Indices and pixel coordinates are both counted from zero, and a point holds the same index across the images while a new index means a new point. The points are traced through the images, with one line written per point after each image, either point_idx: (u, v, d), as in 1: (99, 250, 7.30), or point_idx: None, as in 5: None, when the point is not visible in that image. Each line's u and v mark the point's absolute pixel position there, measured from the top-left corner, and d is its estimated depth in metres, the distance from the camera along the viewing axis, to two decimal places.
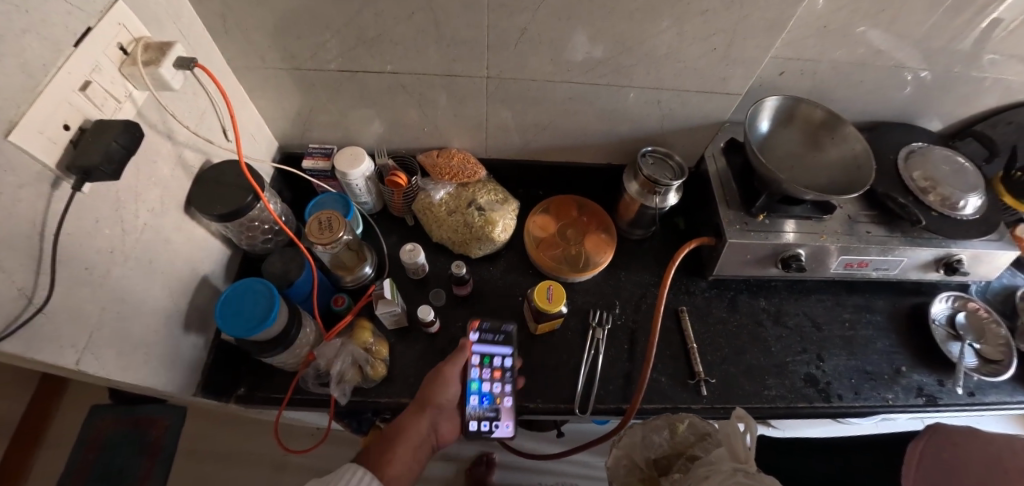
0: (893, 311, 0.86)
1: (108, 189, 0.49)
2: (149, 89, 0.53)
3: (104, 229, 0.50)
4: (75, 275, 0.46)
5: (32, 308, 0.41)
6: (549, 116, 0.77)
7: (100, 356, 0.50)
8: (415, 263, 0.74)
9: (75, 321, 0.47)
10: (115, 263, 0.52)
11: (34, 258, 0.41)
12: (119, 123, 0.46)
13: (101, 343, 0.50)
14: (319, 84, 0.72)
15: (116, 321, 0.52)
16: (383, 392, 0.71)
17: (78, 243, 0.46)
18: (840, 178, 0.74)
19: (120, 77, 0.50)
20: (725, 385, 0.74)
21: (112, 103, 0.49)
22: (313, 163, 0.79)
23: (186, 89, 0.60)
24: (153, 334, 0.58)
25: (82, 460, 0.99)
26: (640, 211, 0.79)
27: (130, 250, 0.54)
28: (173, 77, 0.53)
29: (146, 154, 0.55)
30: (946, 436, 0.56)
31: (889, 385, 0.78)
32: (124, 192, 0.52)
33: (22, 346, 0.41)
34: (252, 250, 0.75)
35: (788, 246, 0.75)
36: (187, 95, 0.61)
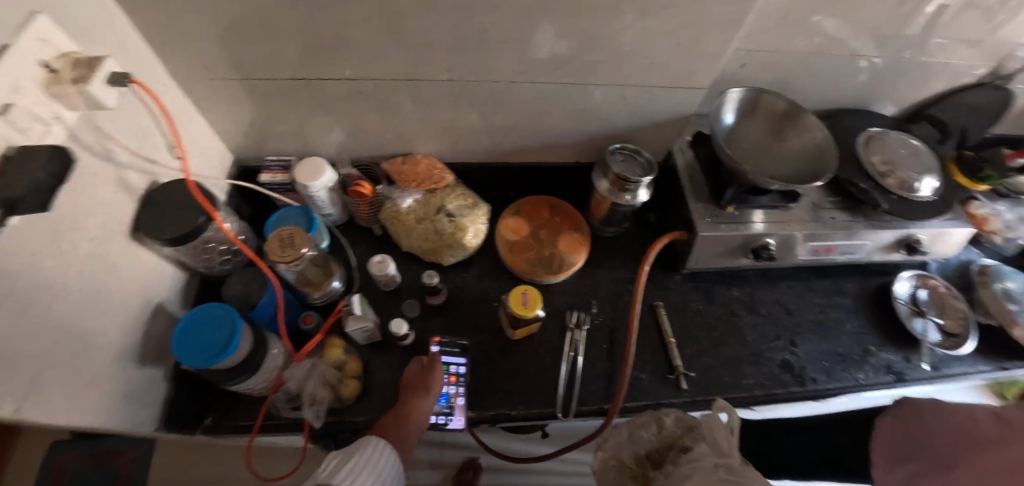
0: (860, 292, 0.88)
1: (42, 222, 0.45)
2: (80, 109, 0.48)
3: (43, 262, 0.45)
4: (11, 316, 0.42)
5: None
6: (516, 118, 0.75)
7: (47, 400, 0.46)
8: (386, 275, 0.72)
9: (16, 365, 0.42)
10: (56, 298, 0.47)
11: None
12: (45, 149, 0.42)
13: (47, 386, 0.46)
14: (273, 94, 0.68)
15: (62, 361, 0.48)
16: (360, 411, 0.69)
17: (15, 283, 0.42)
18: (805, 166, 0.75)
19: (46, 97, 0.45)
20: (704, 377, 0.75)
21: (38, 127, 0.44)
22: (271, 177, 0.76)
23: (123, 104, 0.56)
24: (104, 371, 0.54)
25: None
26: (611, 208, 0.78)
27: (70, 284, 0.49)
28: (106, 94, 0.49)
29: (83, 179, 0.51)
30: (911, 409, 0.63)
31: (860, 365, 0.80)
32: (60, 222, 0.48)
33: None
34: (209, 272, 0.71)
35: (757, 236, 0.76)
36: (124, 111, 0.56)
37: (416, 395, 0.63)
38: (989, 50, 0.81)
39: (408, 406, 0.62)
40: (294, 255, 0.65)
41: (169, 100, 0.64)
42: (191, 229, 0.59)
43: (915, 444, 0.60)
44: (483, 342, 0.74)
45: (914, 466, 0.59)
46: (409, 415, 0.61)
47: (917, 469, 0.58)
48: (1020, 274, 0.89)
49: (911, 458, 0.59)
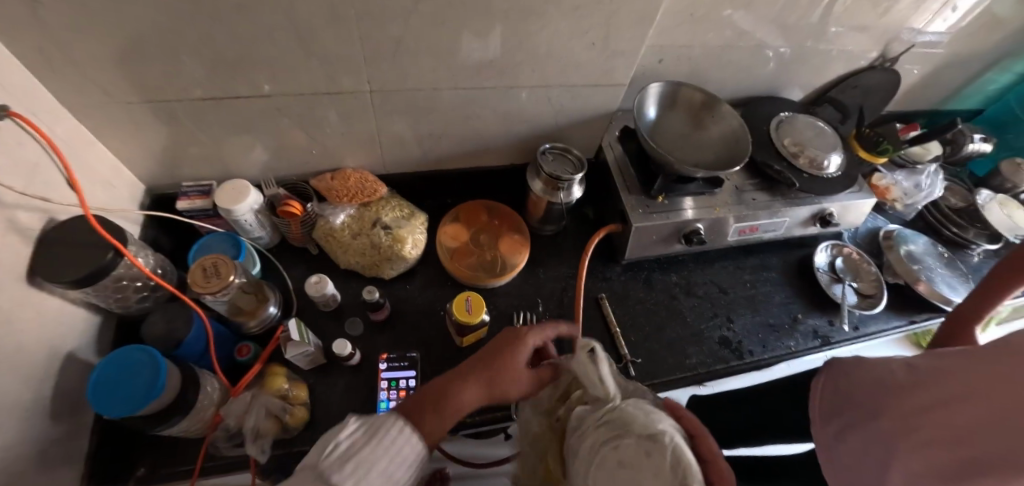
0: (784, 265, 0.95)
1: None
2: None
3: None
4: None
5: None
6: (446, 125, 0.75)
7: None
8: (325, 295, 0.70)
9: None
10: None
11: None
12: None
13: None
14: (183, 116, 0.64)
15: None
16: (309, 438, 0.66)
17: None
18: (723, 152, 0.79)
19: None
20: (650, 362, 0.78)
21: None
22: (189, 204, 0.71)
23: (4, 139, 0.50)
24: (9, 435, 0.49)
25: None
26: (548, 207, 0.80)
27: None
28: None
29: None
30: (840, 369, 0.62)
31: (790, 333, 0.86)
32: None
33: None
34: (127, 313, 0.66)
35: (688, 222, 0.80)
36: (6, 145, 0.50)
37: (518, 389, 0.53)
38: (873, 36, 0.89)
39: (507, 393, 0.52)
40: (219, 284, 0.61)
41: (60, 129, 0.59)
42: (98, 267, 0.55)
43: (841, 399, 0.60)
44: (432, 351, 0.74)
45: (841, 421, 0.58)
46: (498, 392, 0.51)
47: (844, 426, 0.58)
48: (919, 235, 1.00)
49: (840, 415, 0.59)
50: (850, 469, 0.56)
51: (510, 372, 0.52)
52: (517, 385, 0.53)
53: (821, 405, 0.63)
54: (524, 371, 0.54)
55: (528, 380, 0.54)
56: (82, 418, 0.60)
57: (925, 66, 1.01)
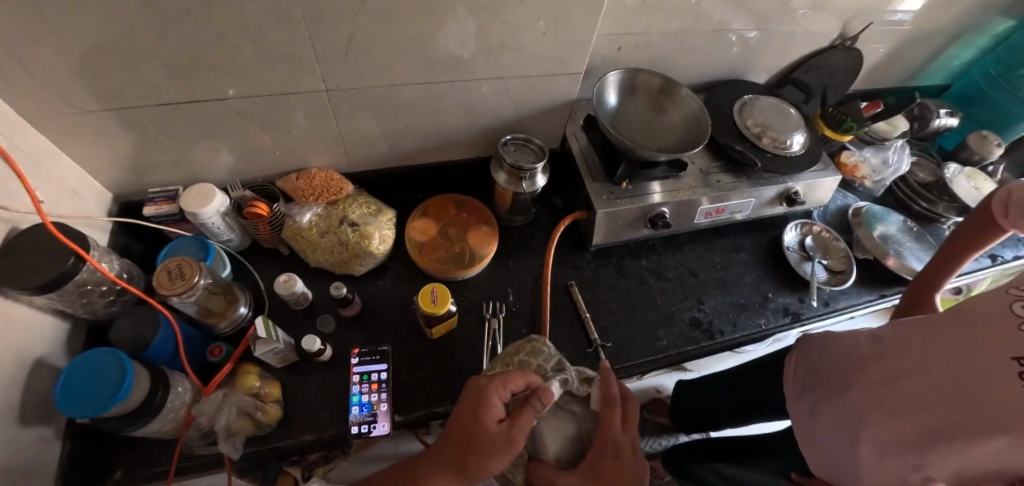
0: (754, 246, 0.96)
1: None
2: None
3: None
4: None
5: None
6: (408, 121, 0.76)
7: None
8: (294, 293, 0.71)
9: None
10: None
11: None
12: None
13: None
14: (142, 122, 0.65)
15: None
16: (283, 435, 0.67)
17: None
18: (684, 136, 0.80)
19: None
20: (621, 345, 0.79)
21: None
22: (156, 209, 0.72)
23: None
24: None
25: None
26: (514, 198, 0.81)
27: None
28: None
29: None
30: (811, 346, 0.66)
31: (761, 312, 0.87)
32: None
33: None
34: (96, 318, 0.67)
35: (653, 206, 0.81)
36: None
37: (501, 455, 0.50)
38: (830, 15, 0.90)
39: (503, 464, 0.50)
40: (185, 286, 0.63)
41: (21, 139, 0.59)
42: (60, 273, 0.56)
43: (812, 378, 0.63)
44: (403, 344, 0.75)
45: (815, 394, 0.61)
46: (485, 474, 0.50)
47: (817, 399, 0.61)
48: (890, 213, 1.01)
49: (811, 390, 0.62)
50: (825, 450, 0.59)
51: (491, 453, 0.50)
52: (507, 446, 0.50)
53: (795, 383, 0.65)
54: (499, 429, 0.51)
55: (514, 429, 0.51)
56: (53, 423, 0.61)
57: (886, 44, 1.03)
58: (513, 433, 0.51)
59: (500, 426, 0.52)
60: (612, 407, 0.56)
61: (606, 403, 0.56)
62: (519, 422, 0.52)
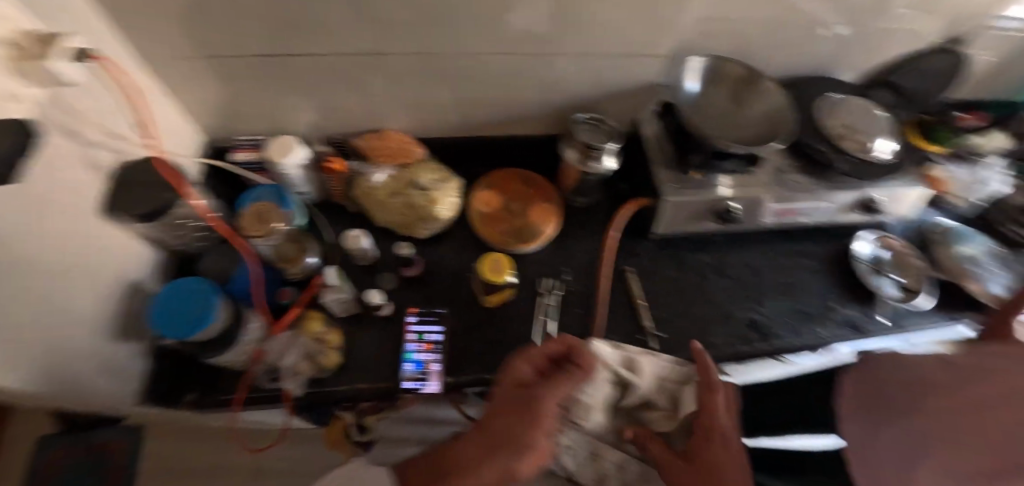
0: (820, 253, 0.92)
1: (15, 195, 0.45)
2: (48, 86, 0.47)
3: (17, 237, 0.45)
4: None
5: None
6: (484, 91, 0.77)
7: (21, 373, 0.46)
8: (360, 249, 0.75)
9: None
10: (30, 274, 0.47)
11: None
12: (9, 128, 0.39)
13: (21, 360, 0.46)
14: (241, 73, 0.69)
15: (33, 333, 0.48)
16: (339, 380, 0.70)
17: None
18: (765, 131, 0.76)
19: (4, 72, 0.42)
20: (673, 337, 0.78)
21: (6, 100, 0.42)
22: (244, 156, 0.78)
23: (95, 84, 0.56)
24: (82, 348, 0.55)
25: None
26: (580, 178, 0.81)
27: (44, 260, 0.49)
28: (74, 71, 0.48)
29: (52, 157, 0.50)
30: (878, 366, 0.59)
31: (822, 321, 0.84)
32: (37, 197, 0.48)
33: None
34: (185, 249, 0.72)
35: (722, 200, 0.79)
36: (94, 88, 0.55)
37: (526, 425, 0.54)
38: (944, 15, 0.83)
39: (528, 430, 0.53)
40: None
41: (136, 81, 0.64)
42: (160, 206, 0.60)
43: (868, 396, 0.58)
44: (458, 310, 0.77)
45: (870, 416, 0.57)
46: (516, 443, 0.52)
47: (876, 419, 0.56)
48: (978, 235, 0.93)
49: (871, 410, 0.57)
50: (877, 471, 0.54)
51: (515, 413, 0.55)
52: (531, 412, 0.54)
53: (852, 400, 0.61)
54: (527, 394, 0.56)
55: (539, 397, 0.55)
56: (142, 341, 0.66)
57: (1000, 52, 0.94)
58: (539, 402, 0.55)
59: (527, 391, 0.56)
60: (714, 392, 0.60)
61: (708, 390, 0.61)
62: (545, 390, 0.56)
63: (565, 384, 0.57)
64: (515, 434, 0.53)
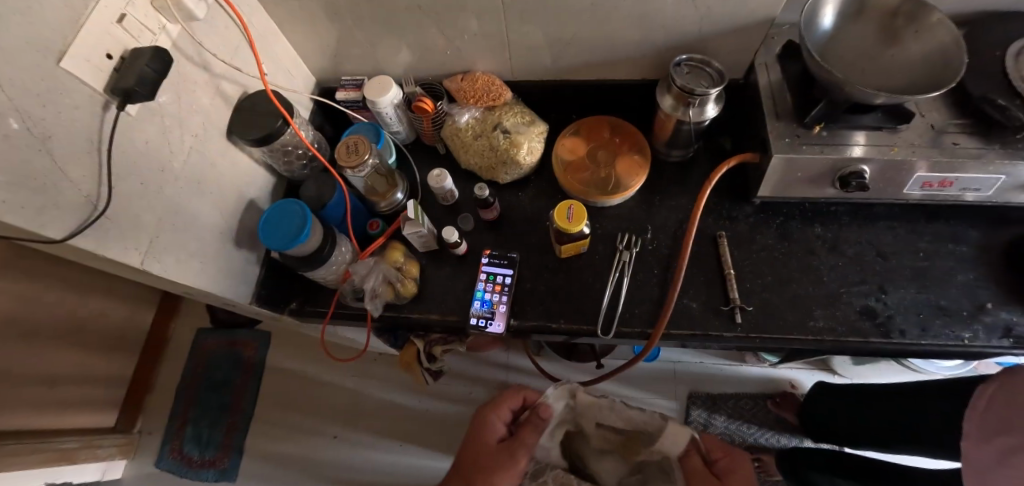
0: (981, 239, 0.73)
1: (150, 111, 0.53)
2: (179, 21, 0.55)
3: (153, 149, 0.54)
4: (132, 186, 0.51)
5: (96, 212, 0.46)
6: (574, 30, 0.71)
7: (163, 263, 0.55)
8: (442, 188, 0.77)
9: (135, 225, 0.51)
10: (167, 180, 0.56)
11: (95, 168, 0.46)
12: (151, 50, 0.49)
13: (164, 252, 0.55)
14: (343, 12, 0.72)
15: (173, 233, 0.57)
16: (414, 309, 0.76)
17: (127, 159, 0.50)
18: (921, 81, 0.62)
19: (151, 10, 0.52)
20: (765, 314, 0.70)
21: (148, 35, 0.52)
22: (346, 95, 0.82)
23: (218, 23, 0.62)
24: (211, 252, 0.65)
25: (193, 374, 1.33)
26: (676, 128, 0.75)
27: (178, 171, 0.58)
28: (197, 6, 0.54)
29: (183, 81, 0.57)
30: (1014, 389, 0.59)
31: (968, 323, 0.68)
32: (167, 116, 0.56)
33: (95, 243, 0.47)
34: (291, 176, 0.79)
35: (848, 161, 0.66)
36: (216, 24, 0.61)
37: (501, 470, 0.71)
38: None
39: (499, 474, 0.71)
40: (358, 161, 0.70)
41: (256, 23, 0.70)
42: (269, 133, 0.64)
43: (1005, 419, 0.59)
44: (531, 258, 0.77)
45: (1009, 440, 0.58)
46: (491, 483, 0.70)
47: (1013, 445, 0.57)
48: None
49: (1008, 431, 0.58)
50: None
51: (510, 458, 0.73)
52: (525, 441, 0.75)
53: (984, 419, 0.62)
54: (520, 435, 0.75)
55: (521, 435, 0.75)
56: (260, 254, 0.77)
57: None
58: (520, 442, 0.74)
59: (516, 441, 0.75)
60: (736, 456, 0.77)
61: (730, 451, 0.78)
62: (516, 442, 0.74)
63: (533, 433, 0.75)
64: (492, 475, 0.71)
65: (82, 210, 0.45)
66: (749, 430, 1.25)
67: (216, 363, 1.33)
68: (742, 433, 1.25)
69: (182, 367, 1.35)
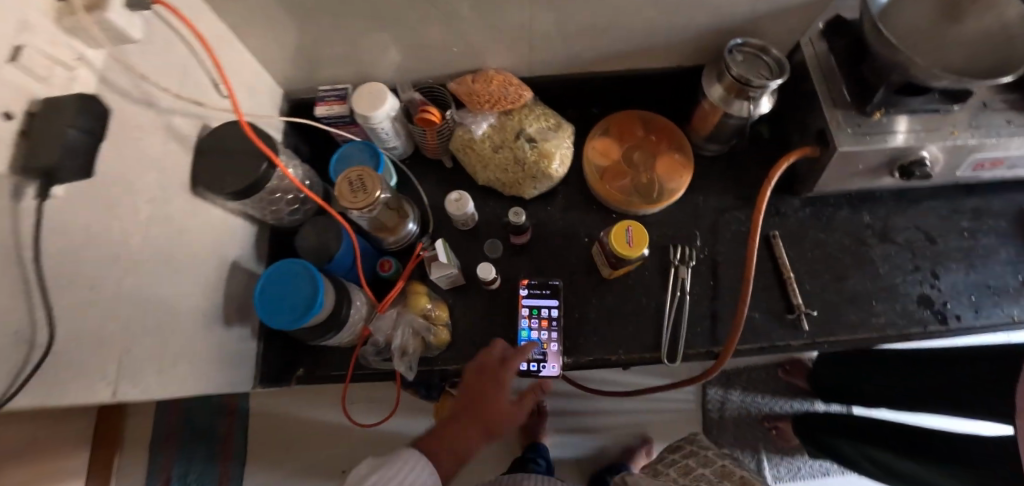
0: (1021, 214, 0.73)
1: (85, 184, 0.38)
2: (105, 46, 0.39)
3: (98, 234, 0.39)
4: (81, 297, 0.38)
5: (38, 351, 0.33)
6: (606, 17, 0.60)
7: (140, 378, 0.44)
8: (465, 214, 0.65)
9: (91, 345, 0.39)
10: (125, 270, 0.43)
11: (20, 289, 0.32)
12: (72, 101, 0.33)
13: (136, 365, 0.44)
14: (318, 8, 0.56)
15: (144, 334, 0.45)
16: (451, 359, 0.65)
17: (64, 261, 0.36)
18: (988, 56, 0.57)
19: (60, 33, 0.35)
20: (828, 316, 0.67)
21: (62, 72, 0.35)
22: (327, 110, 0.67)
23: (154, 37, 0.46)
24: (195, 340, 0.52)
25: (167, 427, 1.05)
26: (721, 121, 0.67)
27: (137, 253, 0.44)
28: (130, 23, 0.39)
29: (123, 131, 0.42)
30: None
31: (1016, 299, 0.68)
32: (109, 182, 0.41)
33: (37, 392, 0.34)
34: (280, 224, 0.66)
35: (908, 150, 0.62)
36: (155, 40, 0.46)
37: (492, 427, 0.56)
38: None
39: (490, 407, 0.56)
40: (366, 200, 0.57)
41: (204, 27, 0.54)
42: (255, 180, 0.52)
43: None
44: (575, 282, 0.68)
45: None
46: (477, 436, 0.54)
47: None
48: None
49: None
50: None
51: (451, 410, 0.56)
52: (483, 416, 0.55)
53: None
54: (490, 364, 0.59)
55: (493, 405, 0.55)
56: (252, 320, 0.63)
57: None
58: (489, 381, 0.57)
59: (473, 369, 0.59)
60: None
61: None
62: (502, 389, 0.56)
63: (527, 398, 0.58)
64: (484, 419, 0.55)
65: (13, 359, 0.32)
66: (763, 401, 1.14)
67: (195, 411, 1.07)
68: (757, 404, 1.13)
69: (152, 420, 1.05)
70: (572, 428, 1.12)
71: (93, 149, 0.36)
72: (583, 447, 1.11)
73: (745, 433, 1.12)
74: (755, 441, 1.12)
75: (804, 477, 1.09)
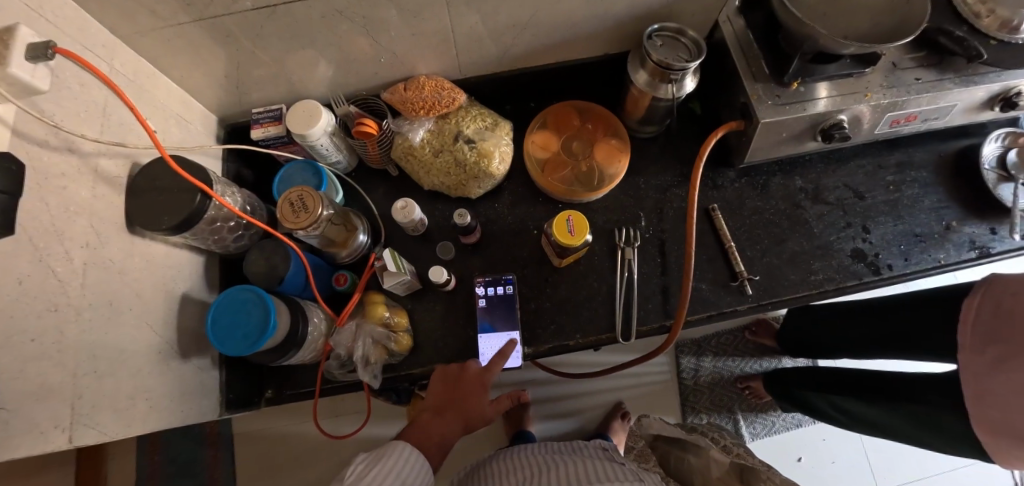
0: (940, 163, 0.77)
1: (11, 240, 0.38)
2: (12, 98, 0.39)
3: (31, 284, 0.40)
4: (21, 352, 0.38)
5: None
6: (527, 13, 0.61)
7: (95, 423, 0.45)
8: (413, 221, 0.66)
9: (38, 396, 0.40)
10: (66, 320, 0.43)
11: None
12: None
13: (91, 410, 0.45)
14: (237, 32, 0.56)
15: (94, 380, 0.45)
16: (415, 363, 0.67)
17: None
18: (887, 22, 0.59)
19: None
20: (769, 279, 0.71)
21: None
22: (264, 132, 0.67)
23: (64, 81, 0.45)
24: (150, 378, 0.52)
25: (149, 464, 1.06)
26: (651, 105, 0.69)
27: (78, 299, 0.45)
28: (33, 75, 0.39)
29: (46, 181, 0.42)
30: (1008, 286, 0.54)
31: (941, 244, 0.72)
32: (37, 235, 0.41)
33: None
34: (227, 251, 0.67)
35: (826, 115, 0.65)
36: (66, 85, 0.46)
37: (468, 424, 0.60)
38: None
39: (467, 410, 0.59)
40: (309, 219, 0.57)
41: (118, 63, 0.54)
42: (191, 213, 0.53)
43: (1000, 328, 0.54)
44: (528, 274, 0.70)
45: (1004, 348, 0.53)
46: (451, 432, 0.59)
47: (1006, 354, 0.53)
48: None
49: (1000, 342, 0.54)
50: (1007, 403, 0.53)
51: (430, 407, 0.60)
52: (460, 416, 0.59)
53: (974, 330, 0.57)
54: (470, 369, 0.61)
55: (472, 408, 0.59)
56: (211, 350, 0.64)
57: None
58: (468, 385, 0.60)
59: (453, 369, 0.62)
60: None
61: None
62: (481, 396, 0.60)
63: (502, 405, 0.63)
64: (459, 418, 0.59)
65: None
66: (734, 363, 1.18)
67: (174, 443, 1.07)
68: (728, 367, 1.18)
69: (132, 459, 1.05)
70: (556, 412, 1.16)
71: (10, 206, 0.36)
72: (567, 429, 1.14)
73: (721, 396, 1.16)
74: (730, 403, 1.16)
75: (779, 430, 1.15)
